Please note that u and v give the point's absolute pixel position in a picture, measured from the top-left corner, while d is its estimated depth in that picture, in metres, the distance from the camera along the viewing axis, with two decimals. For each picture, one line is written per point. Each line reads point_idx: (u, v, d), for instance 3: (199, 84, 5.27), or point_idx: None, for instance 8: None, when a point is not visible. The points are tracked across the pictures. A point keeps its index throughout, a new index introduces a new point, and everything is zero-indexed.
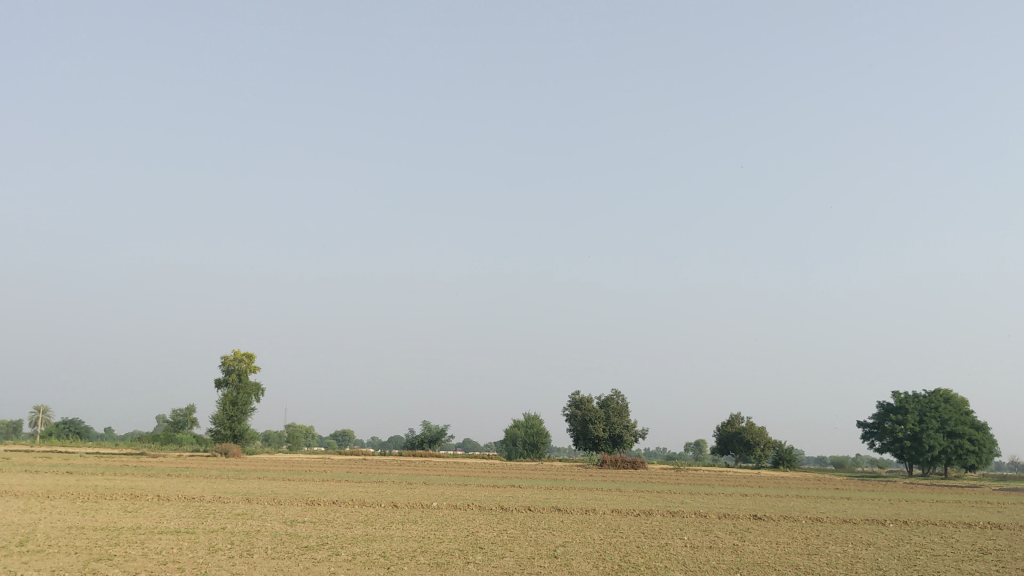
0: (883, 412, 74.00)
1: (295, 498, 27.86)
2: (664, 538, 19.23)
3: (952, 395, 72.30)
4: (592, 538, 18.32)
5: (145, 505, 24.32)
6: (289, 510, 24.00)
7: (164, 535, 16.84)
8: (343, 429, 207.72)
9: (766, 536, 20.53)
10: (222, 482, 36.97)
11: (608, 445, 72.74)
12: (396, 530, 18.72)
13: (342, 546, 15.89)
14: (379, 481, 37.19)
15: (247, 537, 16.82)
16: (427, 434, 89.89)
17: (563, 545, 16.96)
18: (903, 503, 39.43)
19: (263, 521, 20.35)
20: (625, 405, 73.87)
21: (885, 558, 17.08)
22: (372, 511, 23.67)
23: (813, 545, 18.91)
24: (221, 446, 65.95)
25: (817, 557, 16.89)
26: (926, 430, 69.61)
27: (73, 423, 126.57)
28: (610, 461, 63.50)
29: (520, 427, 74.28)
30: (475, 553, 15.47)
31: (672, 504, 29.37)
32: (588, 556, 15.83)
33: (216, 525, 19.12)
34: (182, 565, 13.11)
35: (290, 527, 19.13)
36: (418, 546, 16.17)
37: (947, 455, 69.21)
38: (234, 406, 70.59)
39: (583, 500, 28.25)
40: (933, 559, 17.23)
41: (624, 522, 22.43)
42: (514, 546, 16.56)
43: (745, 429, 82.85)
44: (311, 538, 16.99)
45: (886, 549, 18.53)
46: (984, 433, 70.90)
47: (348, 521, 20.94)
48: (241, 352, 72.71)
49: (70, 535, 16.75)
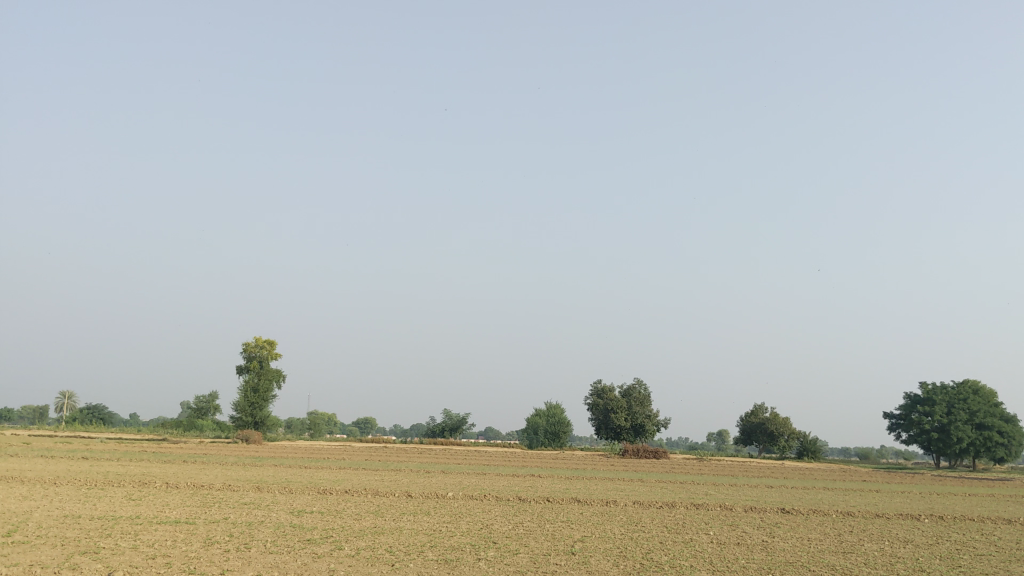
0: (910, 402, 72.70)
1: (307, 486, 27.10)
2: (690, 534, 18.19)
3: (981, 387, 70.80)
4: (612, 534, 17.33)
5: (152, 493, 23.66)
6: (299, 499, 23.23)
7: (160, 525, 15.99)
8: (365, 418, 208.30)
9: (795, 531, 19.56)
10: (238, 470, 36.26)
11: (630, 435, 71.76)
12: (407, 522, 17.89)
13: (347, 540, 14.94)
14: (396, 470, 36.48)
15: (248, 529, 15.99)
16: (448, 422, 89.19)
17: (582, 540, 15.94)
18: (933, 496, 38.23)
19: (270, 512, 19.53)
20: (647, 394, 72.76)
21: (926, 558, 15.91)
22: (384, 502, 22.77)
23: (847, 543, 17.85)
24: (242, 433, 65.37)
25: (852, 557, 15.73)
26: (955, 422, 68.18)
27: (97, 409, 127.07)
28: (632, 451, 62.60)
29: (541, 415, 73.40)
30: (487, 549, 14.46)
31: (696, 496, 28.32)
32: (608, 553, 14.77)
33: (217, 515, 18.28)
34: (170, 561, 12.17)
35: (296, 518, 18.32)
36: (427, 540, 15.16)
37: (975, 447, 67.62)
38: (256, 393, 70.07)
39: (605, 492, 27.28)
40: (976, 559, 16.08)
41: (647, 515, 21.47)
42: (530, 540, 15.55)
43: (768, 419, 81.60)
44: (316, 530, 16.13)
45: (926, 548, 17.42)
46: (1014, 425, 69.24)
47: (358, 511, 20.10)
48: (263, 339, 72.28)
49: (61, 525, 15.93)
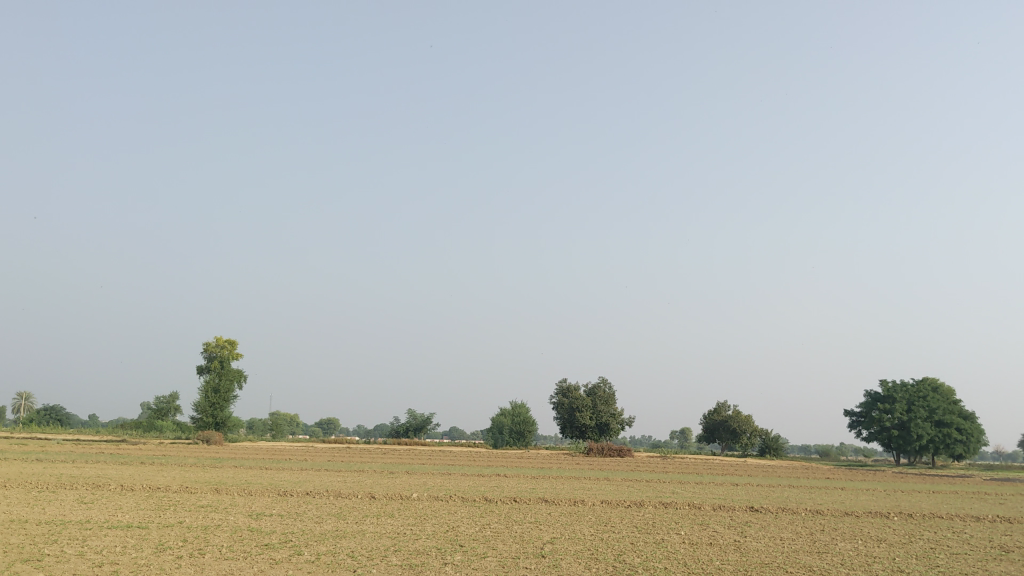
0: (871, 400, 73.19)
1: (267, 488, 26.43)
2: (660, 534, 17.76)
3: (939, 384, 71.39)
4: (582, 534, 16.89)
5: (106, 496, 22.90)
6: (258, 501, 22.57)
7: (112, 531, 15.28)
8: (328, 418, 207.00)
9: (767, 530, 19.23)
10: (197, 471, 35.36)
11: (594, 433, 71.50)
12: (370, 525, 17.32)
13: (306, 544, 14.35)
14: (361, 470, 35.80)
15: (204, 533, 15.34)
16: (413, 422, 88.49)
17: (551, 542, 15.50)
18: (898, 493, 38.35)
19: (227, 515, 18.88)
20: (612, 393, 72.54)
21: (901, 559, 15.56)
22: (347, 504, 22.16)
23: (821, 542, 17.55)
24: (203, 434, 64.23)
25: (827, 557, 15.39)
26: (914, 419, 68.51)
27: (55, 410, 124.92)
28: (597, 449, 62.28)
29: (506, 415, 72.92)
30: (454, 553, 13.94)
31: (663, 496, 27.90)
32: (579, 555, 14.28)
33: (172, 519, 17.59)
34: (119, 568, 11.52)
35: (254, 522, 17.63)
36: (391, 544, 14.60)
37: (935, 444, 68.00)
38: (216, 393, 68.93)
39: (571, 491, 26.85)
40: (953, 558, 15.77)
41: (616, 516, 21.08)
42: (498, 543, 15.05)
43: (731, 417, 81.58)
44: (274, 534, 15.52)
45: (900, 547, 17.14)
46: (973, 422, 69.82)
47: (319, 514, 19.52)
48: (224, 339, 71.16)
49: (5, 531, 15.18)
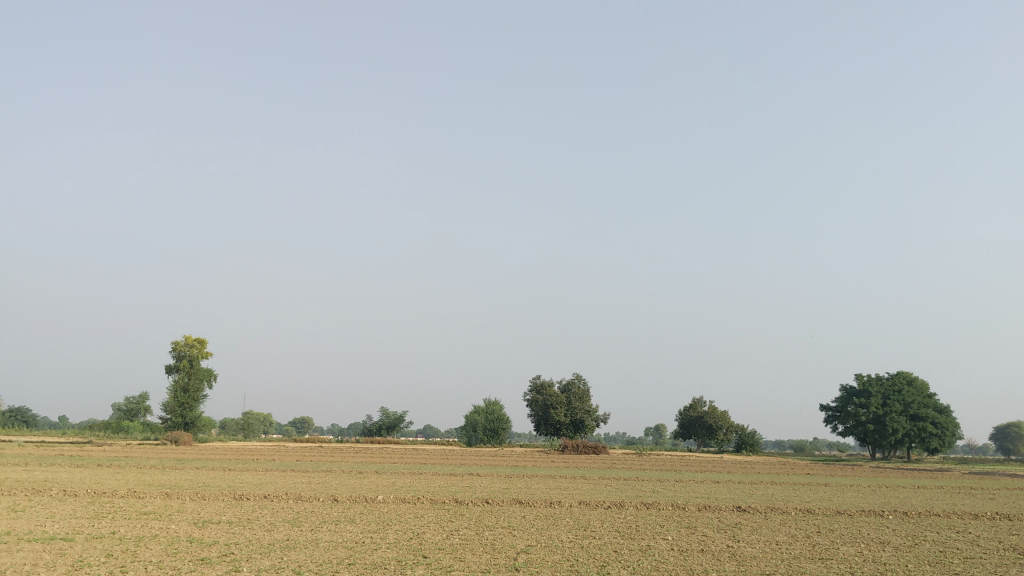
0: (846, 395, 72.13)
1: (223, 491, 24.68)
2: (647, 540, 16.23)
3: (914, 378, 70.49)
4: (560, 541, 15.33)
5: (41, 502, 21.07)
6: (209, 506, 20.83)
7: (31, 544, 13.54)
8: (302, 416, 204.72)
9: (761, 534, 17.74)
10: (154, 474, 33.41)
11: (569, 430, 69.91)
12: (328, 534, 15.63)
13: (250, 558, 12.64)
14: (326, 471, 34.07)
15: (136, 547, 13.64)
16: (385, 421, 86.75)
17: (526, 551, 13.90)
18: (883, 489, 37.32)
19: (170, 523, 17.18)
20: (586, 389, 71.15)
21: (914, 565, 14.08)
22: (303, 508, 20.45)
23: (821, 546, 16.14)
24: (171, 434, 62.10)
25: (832, 564, 13.93)
26: (890, 413, 67.46)
27: (20, 411, 122.19)
28: (573, 447, 60.83)
29: (479, 413, 71.21)
30: (415, 567, 12.26)
31: (643, 494, 26.34)
32: (557, 568, 12.65)
33: (108, 528, 15.93)
34: None
35: (199, 530, 15.97)
36: (345, 557, 12.92)
37: (910, 438, 66.92)
38: (185, 393, 66.79)
39: (547, 490, 25.39)
40: (968, 563, 14.33)
41: (595, 518, 19.59)
42: (465, 554, 13.43)
43: (707, 413, 80.21)
44: (215, 546, 13.86)
45: (907, 551, 15.67)
46: (948, 416, 68.92)
47: (272, 521, 17.88)
48: (192, 338, 69.14)
49: None
